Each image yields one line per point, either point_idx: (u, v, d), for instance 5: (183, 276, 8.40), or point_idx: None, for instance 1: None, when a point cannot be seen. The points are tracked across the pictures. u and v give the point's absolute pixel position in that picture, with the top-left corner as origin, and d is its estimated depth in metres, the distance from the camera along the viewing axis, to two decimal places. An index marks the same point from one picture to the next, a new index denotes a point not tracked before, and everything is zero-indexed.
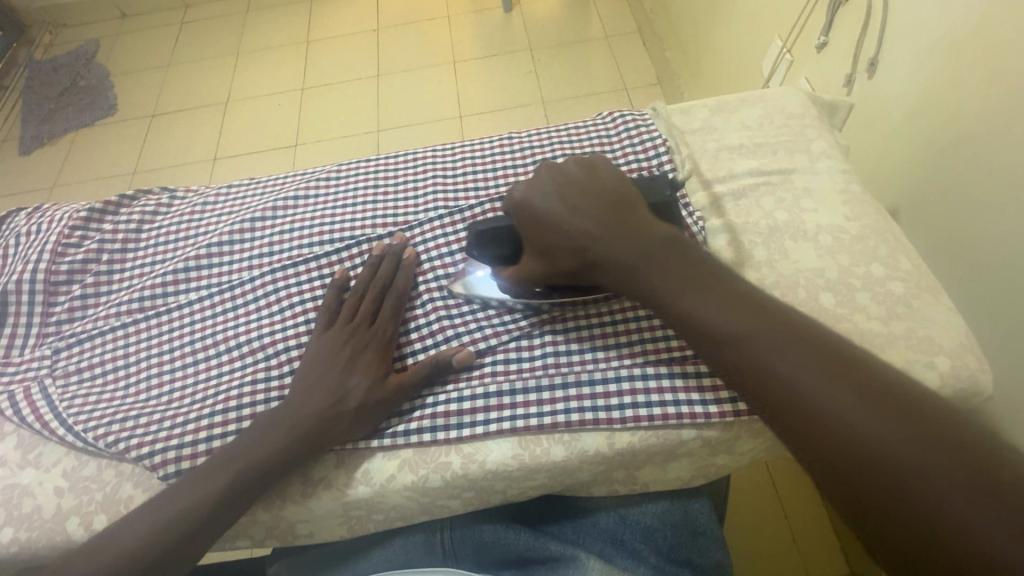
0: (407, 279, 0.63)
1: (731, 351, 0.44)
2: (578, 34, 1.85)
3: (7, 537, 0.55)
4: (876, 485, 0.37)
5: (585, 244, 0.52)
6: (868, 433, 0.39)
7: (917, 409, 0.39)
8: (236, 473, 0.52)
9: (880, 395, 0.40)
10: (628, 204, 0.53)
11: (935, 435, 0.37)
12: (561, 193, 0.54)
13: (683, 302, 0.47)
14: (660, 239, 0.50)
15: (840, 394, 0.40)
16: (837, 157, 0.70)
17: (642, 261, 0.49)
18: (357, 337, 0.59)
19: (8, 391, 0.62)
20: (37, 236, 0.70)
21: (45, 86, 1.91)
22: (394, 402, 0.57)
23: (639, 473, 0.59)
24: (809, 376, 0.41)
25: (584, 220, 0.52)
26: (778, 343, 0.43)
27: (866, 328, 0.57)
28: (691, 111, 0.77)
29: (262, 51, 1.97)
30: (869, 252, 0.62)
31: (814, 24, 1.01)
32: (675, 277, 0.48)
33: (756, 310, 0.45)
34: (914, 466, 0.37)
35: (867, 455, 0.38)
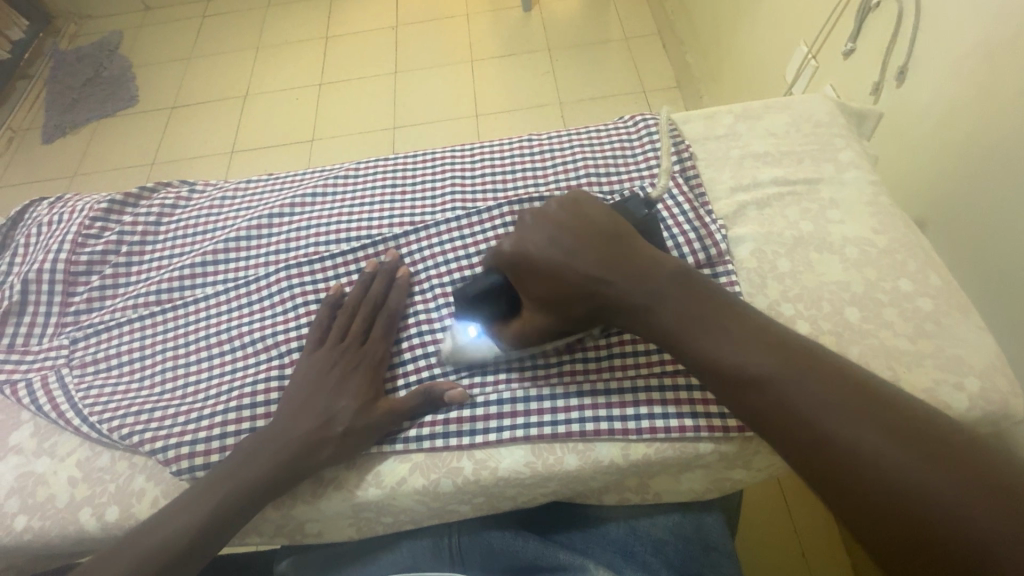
0: (400, 297, 0.62)
1: (750, 391, 0.44)
2: (597, 35, 1.84)
3: (21, 525, 0.56)
4: (900, 521, 0.37)
5: (594, 288, 0.50)
6: (897, 465, 0.38)
7: (938, 438, 0.39)
8: (249, 476, 0.52)
9: (902, 426, 0.39)
10: (625, 239, 0.51)
11: (959, 466, 0.37)
12: (554, 238, 0.52)
13: (700, 346, 0.46)
14: (669, 274, 0.49)
15: (863, 427, 0.40)
16: (865, 168, 0.68)
17: (653, 301, 0.48)
18: (348, 358, 0.58)
19: (26, 379, 0.63)
20: (59, 226, 0.71)
21: (69, 76, 1.94)
22: (384, 426, 0.55)
23: (652, 484, 0.58)
24: (831, 410, 0.41)
25: (588, 266, 0.50)
26: (798, 380, 0.42)
27: (892, 345, 0.55)
28: (715, 117, 0.75)
29: (282, 46, 1.98)
30: (897, 266, 0.60)
31: (842, 29, 0.99)
32: (691, 317, 0.47)
33: (773, 346, 0.44)
34: (938, 499, 0.36)
35: (894, 489, 0.37)
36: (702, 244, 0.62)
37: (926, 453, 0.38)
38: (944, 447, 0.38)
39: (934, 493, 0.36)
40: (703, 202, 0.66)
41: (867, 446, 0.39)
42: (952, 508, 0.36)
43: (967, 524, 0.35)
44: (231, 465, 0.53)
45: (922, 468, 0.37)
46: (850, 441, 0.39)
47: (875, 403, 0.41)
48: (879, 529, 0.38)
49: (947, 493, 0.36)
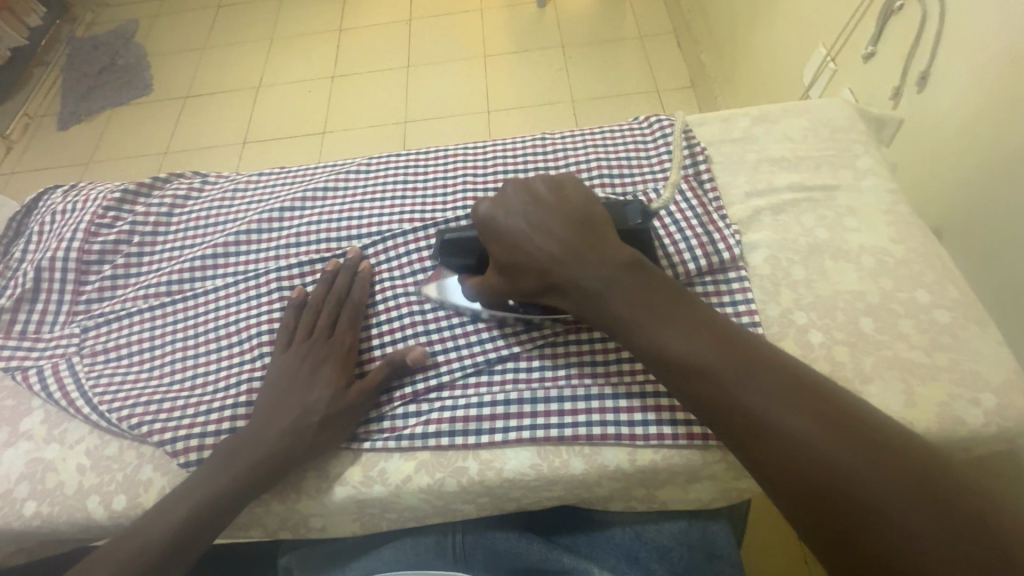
0: (362, 290, 0.62)
1: (695, 380, 0.44)
2: (612, 33, 1.82)
3: (29, 511, 0.56)
4: (836, 520, 0.37)
5: (551, 270, 0.49)
6: (832, 462, 0.38)
7: (878, 439, 0.39)
8: (244, 472, 0.52)
9: (844, 427, 0.40)
10: (594, 223, 0.51)
11: (900, 470, 0.38)
12: (525, 213, 0.52)
13: (646, 333, 0.46)
14: (626, 263, 0.48)
15: (806, 425, 0.40)
16: (884, 175, 0.67)
17: (607, 287, 0.48)
18: (317, 353, 0.58)
19: (38, 366, 0.63)
20: (72, 214, 0.71)
21: (84, 64, 1.95)
22: (358, 412, 0.56)
23: (658, 490, 0.57)
24: (769, 402, 0.41)
25: (545, 248, 0.50)
26: (746, 373, 0.42)
27: (907, 357, 0.55)
28: (732, 120, 0.74)
29: (296, 37, 1.98)
30: (915, 277, 0.59)
31: (863, 32, 0.97)
32: (639, 305, 0.47)
33: (720, 337, 0.44)
34: (879, 505, 0.37)
35: (831, 491, 0.38)
36: (716, 247, 0.61)
37: (865, 455, 0.38)
38: (882, 449, 0.39)
39: (873, 499, 0.37)
40: (717, 206, 0.65)
41: (812, 445, 0.39)
42: (890, 515, 0.36)
43: (904, 532, 0.36)
44: (212, 469, 0.53)
45: (860, 470, 0.38)
46: (786, 434, 0.40)
47: (821, 403, 0.41)
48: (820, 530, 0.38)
49: (884, 499, 0.37)
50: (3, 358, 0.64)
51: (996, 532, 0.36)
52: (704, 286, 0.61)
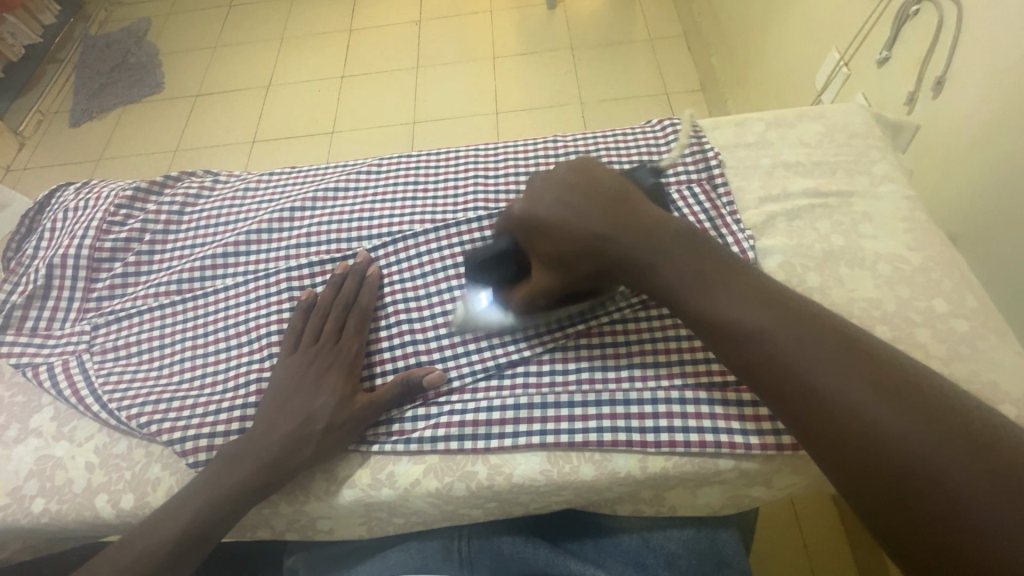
0: (370, 295, 0.62)
1: (750, 348, 0.42)
2: (622, 35, 1.82)
3: (38, 508, 0.56)
4: (908, 496, 0.35)
5: (599, 246, 0.48)
6: (902, 434, 0.36)
7: (953, 414, 0.37)
8: (250, 475, 0.52)
9: (913, 397, 0.38)
10: (634, 201, 0.49)
11: (981, 446, 0.35)
12: (560, 196, 0.50)
13: (698, 301, 0.45)
14: (674, 235, 0.47)
15: (872, 396, 0.38)
16: (901, 182, 0.66)
17: (658, 260, 0.46)
18: (324, 358, 0.57)
19: (48, 363, 0.63)
20: (84, 212, 0.71)
21: (97, 62, 1.97)
22: (365, 420, 0.55)
23: (668, 498, 0.57)
24: (828, 372, 0.40)
25: (593, 222, 0.48)
26: (801, 342, 0.41)
27: (925, 367, 0.54)
28: (746, 124, 0.74)
29: (306, 37, 1.99)
30: (932, 285, 0.58)
31: (877, 37, 0.96)
32: (690, 274, 0.45)
33: (777, 309, 0.43)
34: (959, 484, 0.34)
35: (902, 465, 0.36)
36: (730, 251, 0.61)
37: (940, 429, 0.36)
38: (959, 423, 0.36)
39: (950, 475, 0.35)
40: (731, 211, 0.65)
41: (873, 414, 0.38)
42: (971, 489, 0.34)
43: (992, 516, 0.33)
44: (214, 472, 0.52)
45: (935, 444, 0.36)
46: (845, 405, 0.38)
47: (889, 375, 0.39)
48: (888, 509, 0.36)
49: (966, 476, 0.34)
50: (14, 354, 0.64)
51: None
52: None
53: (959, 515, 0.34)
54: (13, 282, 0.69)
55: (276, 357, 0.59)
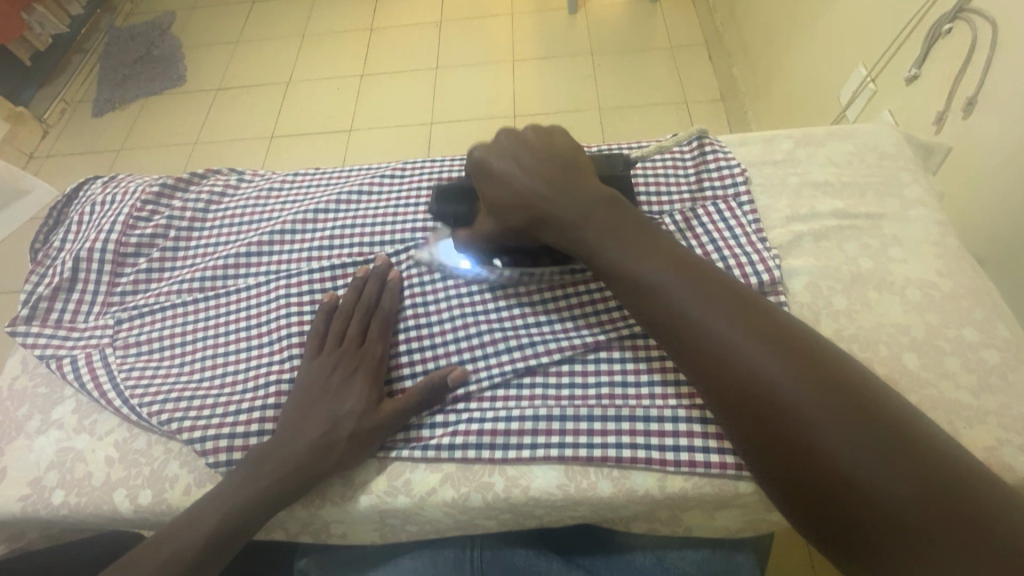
0: (392, 299, 0.62)
1: (655, 302, 0.48)
2: (642, 42, 1.81)
3: (57, 500, 0.57)
4: (783, 434, 0.42)
5: (533, 202, 0.53)
6: (777, 376, 0.43)
7: (824, 365, 0.43)
8: (276, 481, 0.52)
9: (792, 349, 0.44)
10: (572, 168, 0.55)
11: (841, 393, 0.42)
12: (511, 160, 0.56)
13: (615, 258, 0.50)
14: (604, 202, 0.53)
15: (757, 345, 0.44)
16: (932, 206, 0.65)
17: (584, 222, 0.52)
18: (348, 363, 0.57)
19: (72, 356, 0.64)
20: (111, 206, 0.72)
21: (122, 53, 1.99)
22: (391, 427, 0.55)
23: (684, 517, 0.56)
24: (719, 322, 0.46)
25: (533, 185, 0.54)
26: (701, 296, 0.47)
27: (953, 397, 0.53)
28: (774, 141, 0.73)
29: (328, 35, 2.00)
30: (963, 313, 0.57)
31: (907, 54, 0.95)
32: (611, 235, 0.51)
33: (684, 267, 0.48)
34: (825, 427, 0.41)
35: (777, 406, 0.42)
36: (754, 269, 0.60)
37: (817, 380, 0.42)
38: (828, 372, 0.43)
39: (814, 416, 0.41)
40: (758, 229, 0.63)
41: (754, 358, 0.44)
42: (830, 426, 0.41)
43: (843, 450, 0.40)
44: (238, 480, 0.52)
45: (804, 388, 0.42)
46: (731, 348, 0.44)
47: (772, 329, 0.45)
48: (764, 443, 0.43)
49: (824, 416, 0.41)
50: (39, 346, 0.65)
51: (939, 469, 0.39)
52: None
53: (817, 448, 0.40)
54: (39, 273, 0.70)
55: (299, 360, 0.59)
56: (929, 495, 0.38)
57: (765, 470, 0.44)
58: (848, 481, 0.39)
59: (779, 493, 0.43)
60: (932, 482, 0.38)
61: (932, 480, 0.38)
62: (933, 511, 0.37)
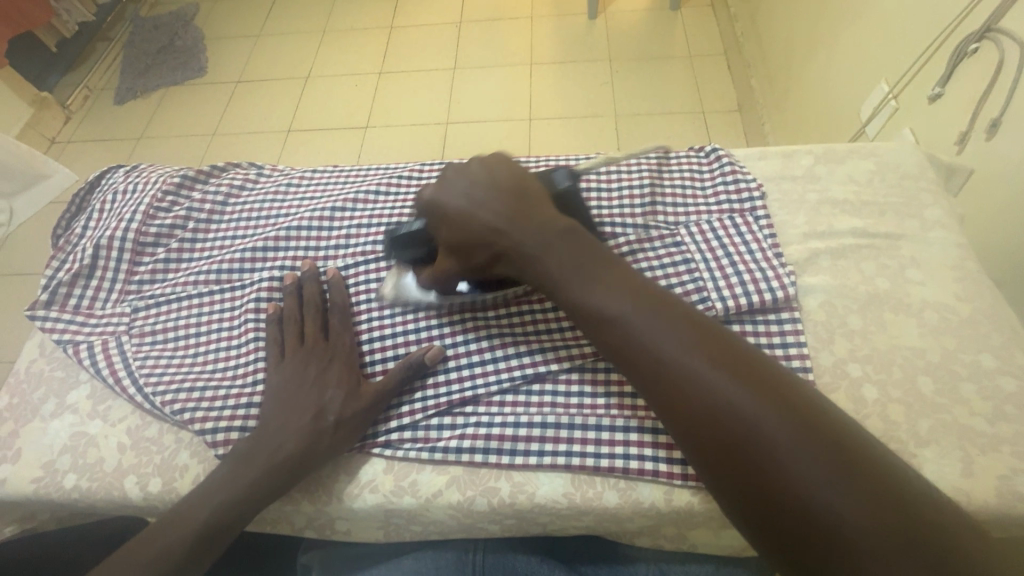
0: (339, 294, 0.63)
1: (611, 330, 0.48)
2: (661, 50, 1.80)
3: (69, 483, 0.58)
4: (746, 466, 0.41)
5: (489, 234, 0.53)
6: (735, 406, 0.43)
7: (781, 392, 0.43)
8: (276, 475, 0.53)
9: (745, 374, 0.44)
10: (526, 195, 0.54)
11: (795, 419, 0.42)
12: (467, 191, 0.54)
13: (573, 284, 0.50)
14: (561, 229, 0.52)
15: (715, 374, 0.44)
16: (953, 228, 0.64)
17: (541, 250, 0.51)
18: (317, 358, 0.59)
19: (89, 342, 0.65)
20: (133, 195, 0.73)
21: (146, 43, 2.02)
22: (372, 410, 0.56)
23: (690, 533, 0.56)
24: (672, 350, 0.45)
25: (488, 217, 0.53)
26: (655, 324, 0.47)
27: (968, 424, 0.52)
28: (794, 156, 0.72)
29: (348, 31, 2.01)
30: (980, 339, 0.57)
31: (930, 72, 0.94)
32: (569, 261, 0.50)
33: (638, 292, 0.48)
34: (787, 456, 0.40)
35: (736, 436, 0.42)
36: (768, 285, 0.59)
37: (774, 408, 0.42)
38: (787, 399, 0.43)
39: (771, 444, 0.41)
40: (774, 246, 0.63)
41: (709, 389, 0.44)
42: (792, 455, 0.40)
43: (799, 478, 0.40)
44: (228, 471, 0.53)
45: (759, 417, 0.42)
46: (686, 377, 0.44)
47: (725, 356, 0.45)
48: (729, 476, 0.42)
49: (780, 442, 0.41)
50: (56, 330, 0.66)
51: (890, 491, 0.39)
52: (755, 324, 0.59)
53: (773, 476, 0.40)
54: (60, 259, 0.71)
55: (264, 361, 0.60)
56: (880, 522, 0.38)
57: (725, 499, 0.43)
58: (807, 510, 0.39)
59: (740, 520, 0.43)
60: (882, 506, 0.38)
61: (880, 503, 0.38)
62: (886, 536, 0.38)
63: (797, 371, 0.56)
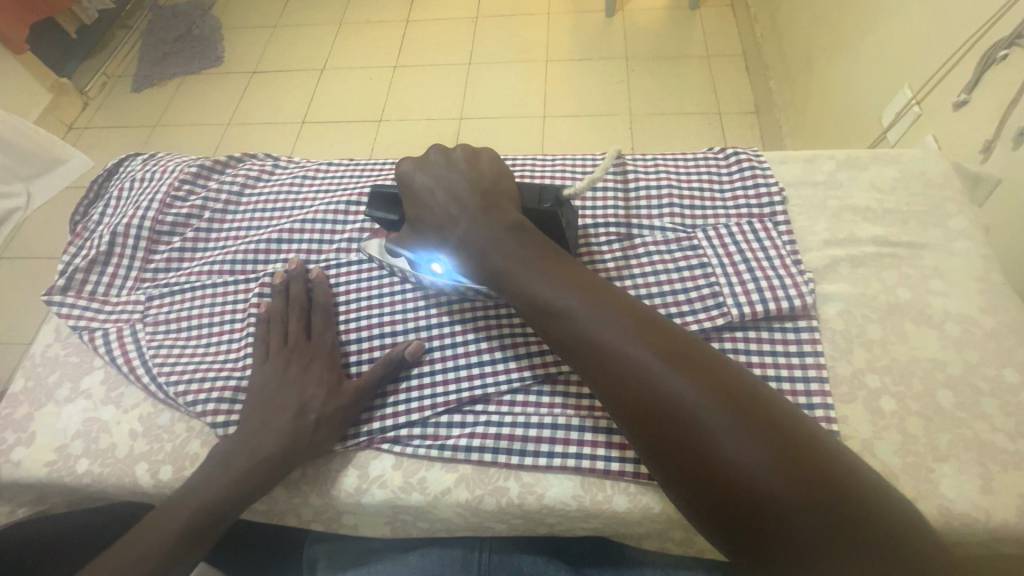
0: (323, 294, 0.64)
1: (555, 323, 0.48)
2: (678, 49, 1.78)
3: (82, 468, 0.58)
4: (688, 455, 0.42)
5: (444, 225, 0.56)
6: (675, 398, 0.43)
7: (721, 381, 0.43)
8: (261, 472, 0.53)
9: (687, 366, 0.44)
10: (488, 191, 0.56)
11: (735, 409, 0.42)
12: (431, 183, 0.57)
13: (519, 278, 0.50)
14: (511, 223, 0.53)
15: (655, 363, 0.44)
16: (978, 239, 0.63)
17: (492, 242, 0.52)
18: (299, 357, 0.59)
19: (104, 329, 0.65)
20: (150, 183, 0.74)
21: (164, 31, 2.03)
22: (354, 407, 0.57)
23: (699, 538, 0.55)
24: (614, 341, 0.46)
25: (445, 208, 0.55)
26: (595, 316, 0.47)
27: (989, 440, 0.51)
28: (815, 161, 0.71)
29: (364, 24, 2.01)
30: (1004, 353, 0.55)
31: (957, 78, 0.92)
32: (516, 254, 0.51)
33: (582, 285, 0.49)
34: (726, 446, 0.41)
35: (680, 427, 0.42)
36: (786, 292, 0.58)
37: (713, 399, 0.42)
38: (727, 390, 0.43)
39: (711, 434, 0.41)
40: (794, 253, 0.62)
41: (648, 381, 0.44)
42: (731, 444, 0.41)
43: (743, 468, 0.40)
44: (214, 468, 0.53)
45: (699, 408, 0.42)
46: (626, 369, 0.45)
47: (664, 347, 0.45)
48: (674, 467, 0.43)
49: (719, 431, 0.41)
50: (72, 316, 0.66)
51: (836, 485, 0.39)
52: (771, 332, 0.58)
53: (713, 462, 0.41)
54: (77, 245, 0.71)
55: (250, 360, 0.60)
56: (812, 505, 0.39)
57: (670, 485, 0.44)
58: (751, 498, 0.40)
59: (685, 505, 0.43)
60: (821, 495, 0.39)
61: (838, 497, 0.39)
62: (823, 521, 0.38)
63: (814, 381, 0.55)
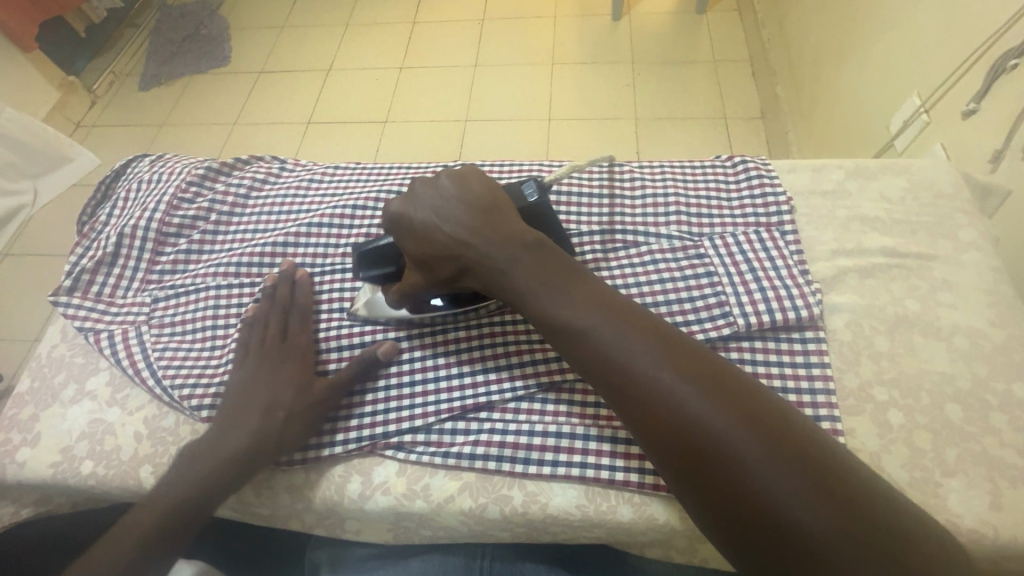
0: (303, 294, 0.64)
1: (581, 345, 0.47)
2: (684, 54, 1.78)
3: (86, 470, 0.59)
4: (719, 481, 0.41)
5: (456, 249, 0.53)
6: (704, 422, 0.42)
7: (749, 406, 0.43)
8: (232, 468, 0.54)
9: (715, 391, 0.43)
10: (495, 211, 0.53)
11: (765, 434, 0.41)
12: (434, 207, 0.54)
13: (543, 297, 0.49)
14: (529, 242, 0.51)
15: (684, 387, 0.44)
16: (987, 251, 0.63)
17: (511, 264, 0.51)
18: (273, 356, 0.59)
19: (110, 330, 0.65)
20: (157, 184, 0.74)
21: (172, 30, 2.04)
22: (325, 404, 0.57)
23: (702, 549, 0.55)
24: (642, 365, 0.45)
25: (455, 231, 0.52)
26: (621, 339, 0.46)
27: (998, 455, 0.51)
28: (824, 170, 0.71)
29: (371, 26, 2.01)
30: (1013, 367, 0.55)
31: (965, 87, 0.92)
32: (539, 274, 0.50)
33: (608, 306, 0.48)
34: (756, 471, 0.40)
35: (703, 450, 0.42)
36: (793, 303, 0.58)
37: (743, 424, 0.42)
38: (756, 415, 0.42)
39: (741, 460, 0.41)
40: (801, 263, 0.62)
41: (676, 406, 0.43)
42: (761, 469, 0.40)
43: (773, 493, 0.39)
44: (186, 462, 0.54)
45: (730, 434, 0.41)
46: (655, 393, 0.44)
47: (692, 371, 0.44)
48: (704, 493, 0.42)
49: (750, 456, 0.41)
50: (78, 317, 0.66)
51: (866, 511, 0.39)
52: (778, 342, 0.58)
53: (744, 488, 0.40)
54: (84, 246, 0.72)
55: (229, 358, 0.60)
56: (848, 532, 0.38)
57: (700, 511, 0.43)
58: (781, 523, 0.39)
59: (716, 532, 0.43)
60: (859, 522, 0.38)
61: (871, 523, 0.38)
62: (861, 549, 0.37)
63: (821, 393, 0.55)
